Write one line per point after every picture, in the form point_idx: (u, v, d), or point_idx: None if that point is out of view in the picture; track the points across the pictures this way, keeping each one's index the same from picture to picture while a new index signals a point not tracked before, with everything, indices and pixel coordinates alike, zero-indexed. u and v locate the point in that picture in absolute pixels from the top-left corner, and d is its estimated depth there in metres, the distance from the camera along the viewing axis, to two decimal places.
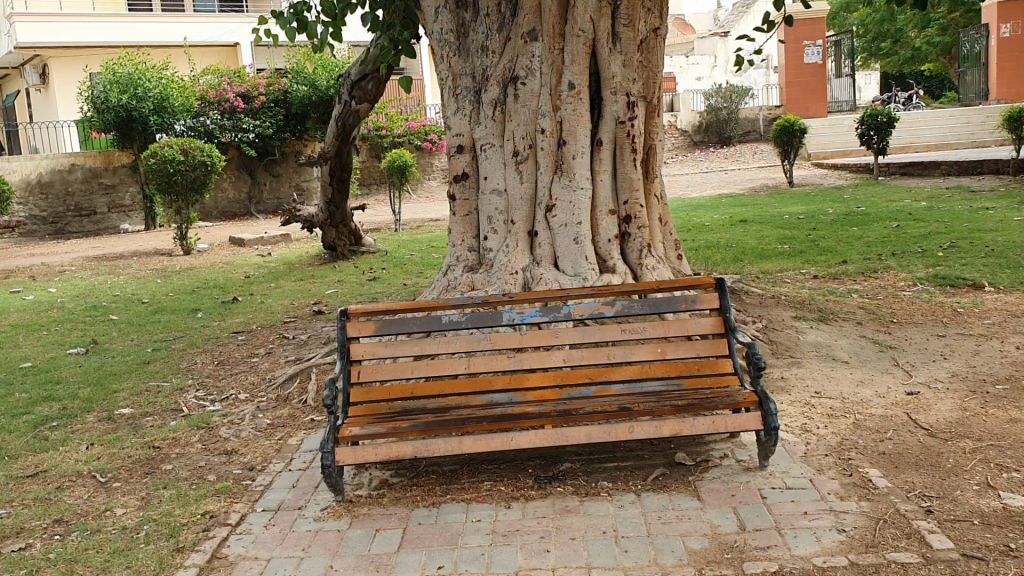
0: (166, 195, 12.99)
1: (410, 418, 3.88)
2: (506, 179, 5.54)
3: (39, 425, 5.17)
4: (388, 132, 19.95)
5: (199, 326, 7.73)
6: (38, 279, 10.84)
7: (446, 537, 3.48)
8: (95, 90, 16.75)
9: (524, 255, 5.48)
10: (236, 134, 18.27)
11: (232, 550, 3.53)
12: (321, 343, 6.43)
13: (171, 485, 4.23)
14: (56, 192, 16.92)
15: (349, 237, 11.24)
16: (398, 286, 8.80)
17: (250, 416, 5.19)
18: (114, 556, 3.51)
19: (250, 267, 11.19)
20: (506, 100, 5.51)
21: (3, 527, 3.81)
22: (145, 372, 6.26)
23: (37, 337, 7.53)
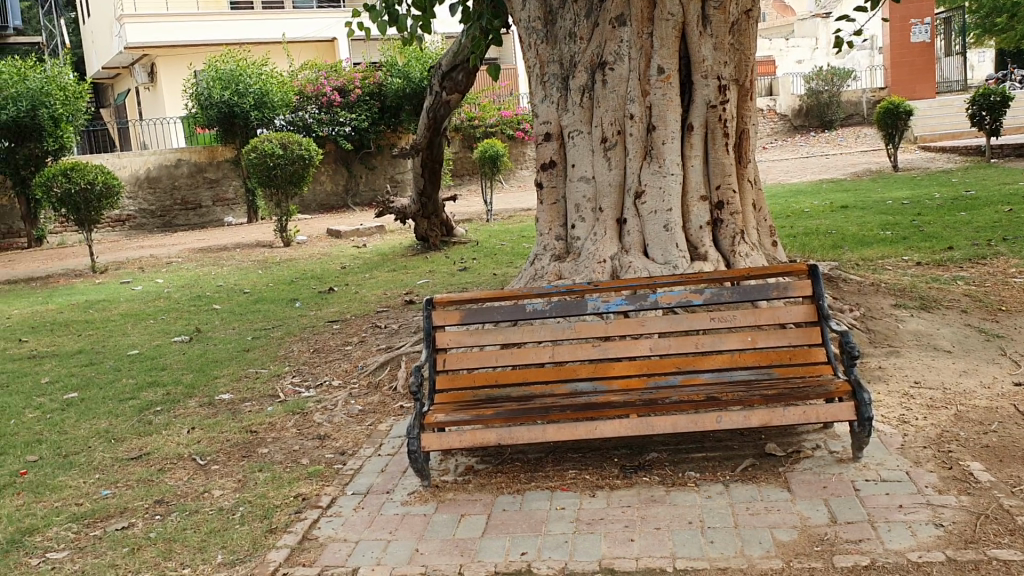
0: (266, 188, 13.34)
1: (494, 406, 3.91)
2: (593, 167, 5.51)
3: (144, 410, 5.39)
4: (481, 122, 20.07)
5: (297, 315, 7.94)
6: (147, 270, 11.31)
7: (530, 523, 3.49)
8: (200, 86, 17.40)
9: (612, 243, 5.42)
10: (333, 127, 18.67)
11: (322, 531, 3.62)
12: (412, 332, 6.52)
13: (266, 468, 4.36)
14: (164, 186, 17.59)
15: (440, 228, 11.38)
16: (488, 276, 8.85)
17: (342, 402, 5.30)
18: (211, 536, 3.64)
19: (346, 258, 11.42)
20: (594, 86, 5.46)
21: (108, 506, 3.99)
22: (245, 359, 6.46)
23: (145, 326, 7.86)
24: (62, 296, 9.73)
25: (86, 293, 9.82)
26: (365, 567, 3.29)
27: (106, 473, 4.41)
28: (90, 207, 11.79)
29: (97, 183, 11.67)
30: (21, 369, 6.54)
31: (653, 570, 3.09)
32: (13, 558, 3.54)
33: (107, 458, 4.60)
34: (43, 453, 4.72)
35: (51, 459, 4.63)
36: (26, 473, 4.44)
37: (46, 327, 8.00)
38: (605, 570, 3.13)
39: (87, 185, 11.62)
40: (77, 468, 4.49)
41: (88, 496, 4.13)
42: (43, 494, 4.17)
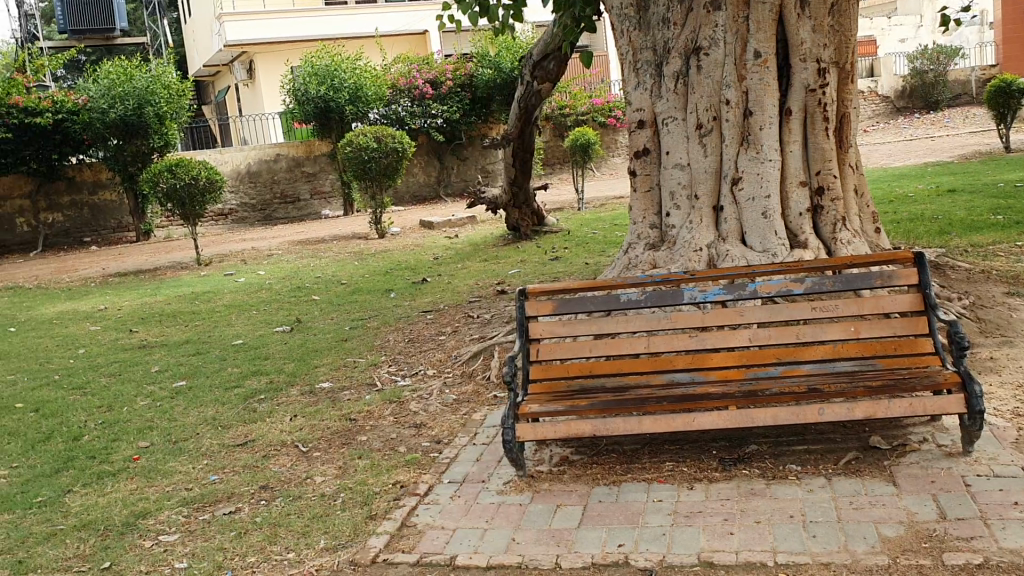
0: (361, 181, 13.57)
1: (589, 397, 3.91)
2: (688, 154, 5.43)
3: (249, 397, 5.57)
4: (572, 110, 20.01)
5: (392, 305, 8.08)
6: (249, 262, 11.65)
7: (626, 515, 3.47)
8: (297, 82, 17.81)
9: (708, 231, 5.36)
10: (425, 120, 18.88)
11: (420, 519, 3.68)
12: (505, 321, 6.55)
13: (365, 456, 4.45)
14: (264, 180, 18.08)
15: (531, 218, 11.37)
16: (580, 266, 8.83)
17: (437, 391, 5.37)
18: (313, 521, 3.74)
19: (439, 248, 11.54)
20: (688, 72, 5.38)
21: (217, 491, 4.13)
22: (343, 348, 6.60)
23: (247, 316, 8.10)
24: (170, 287, 10.11)
25: (192, 285, 10.18)
26: (463, 555, 3.33)
27: (214, 459, 4.57)
28: (195, 202, 12.21)
29: (200, 178, 12.07)
30: (132, 358, 6.82)
31: (753, 565, 3.04)
32: (129, 540, 3.70)
33: (215, 445, 4.76)
34: (154, 439, 4.91)
35: (162, 445, 4.82)
36: (138, 458, 4.63)
37: (155, 318, 8.32)
38: (704, 563, 3.09)
39: (191, 180, 12.03)
40: (186, 454, 4.66)
41: (198, 481, 4.29)
42: (155, 478, 4.35)
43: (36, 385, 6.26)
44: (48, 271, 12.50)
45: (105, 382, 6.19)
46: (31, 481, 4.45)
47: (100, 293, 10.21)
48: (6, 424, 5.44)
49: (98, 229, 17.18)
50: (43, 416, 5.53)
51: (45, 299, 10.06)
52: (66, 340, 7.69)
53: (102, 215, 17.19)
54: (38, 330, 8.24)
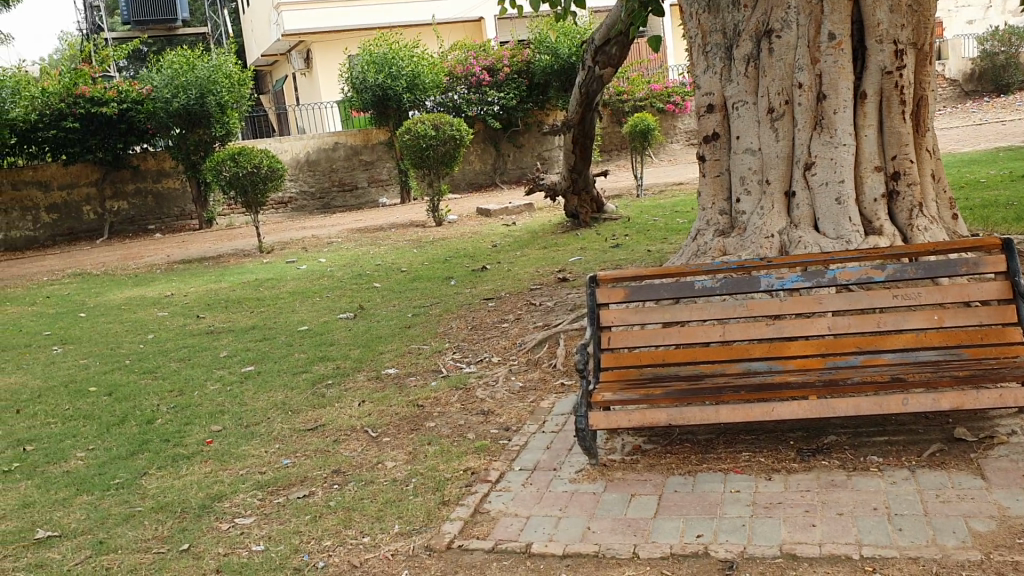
0: (418, 168, 13.61)
1: (662, 386, 3.86)
2: (759, 138, 5.34)
3: (317, 382, 5.62)
4: (630, 96, 19.87)
5: (452, 292, 8.09)
6: (310, 249, 11.76)
7: (703, 506, 3.42)
8: (355, 71, 17.84)
9: (780, 217, 5.27)
10: (481, 108, 18.89)
11: (493, 505, 3.67)
12: (569, 308, 6.51)
13: (434, 442, 4.44)
14: (322, 169, 18.25)
15: (591, 204, 11.32)
16: (642, 253, 8.74)
17: (503, 377, 5.36)
18: (386, 506, 3.75)
19: (498, 236, 11.53)
20: (760, 55, 5.28)
21: (290, 474, 4.17)
22: (407, 335, 6.62)
23: (312, 303, 8.17)
24: (234, 274, 10.24)
25: (255, 272, 10.31)
26: (539, 543, 3.30)
27: (285, 443, 4.60)
28: (257, 189, 12.34)
29: (262, 166, 12.20)
30: (201, 344, 6.91)
31: (838, 558, 2.97)
32: (206, 523, 3.74)
33: (286, 429, 4.80)
34: (226, 423, 4.97)
35: (234, 429, 4.87)
36: (211, 442, 4.69)
37: (221, 304, 8.44)
38: (787, 555, 3.03)
39: (253, 169, 12.16)
40: (258, 438, 4.71)
41: (271, 464, 4.32)
42: (229, 462, 4.40)
43: (108, 369, 6.39)
44: (116, 258, 12.76)
45: (175, 367, 6.29)
46: (108, 464, 4.53)
47: (166, 280, 10.39)
48: (82, 407, 5.55)
49: (162, 217, 17.48)
50: (116, 399, 5.64)
51: (113, 285, 10.28)
52: (135, 325, 7.83)
53: (166, 202, 17.48)
54: (108, 316, 8.41)
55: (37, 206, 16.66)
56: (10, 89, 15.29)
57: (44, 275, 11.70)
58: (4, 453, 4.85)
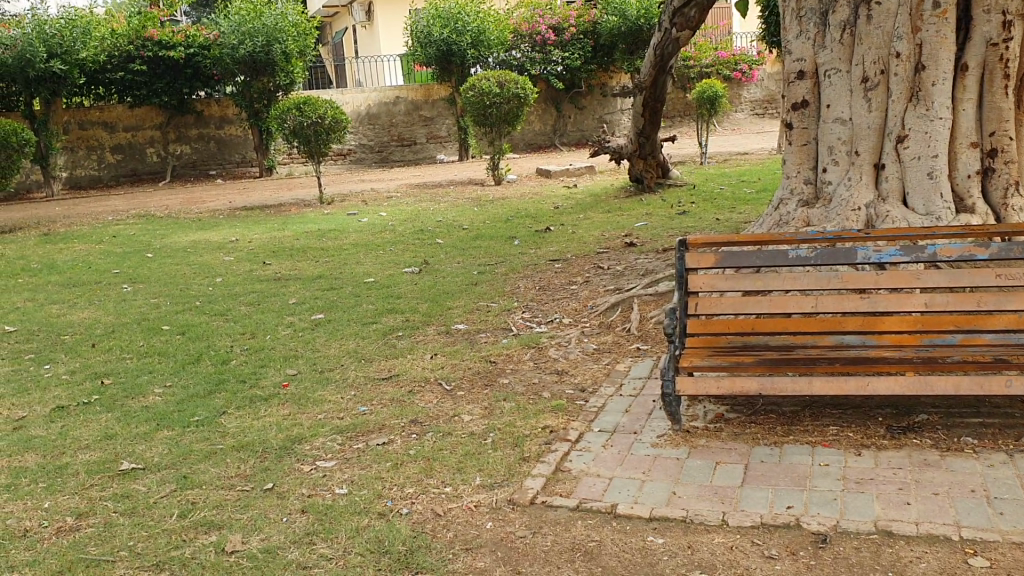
0: (481, 125, 13.58)
1: (751, 355, 3.81)
2: (851, 108, 5.19)
3: (388, 333, 5.63)
4: (696, 62, 19.77)
5: (518, 251, 8.06)
6: (370, 203, 11.77)
7: (793, 477, 3.36)
8: (419, 25, 17.74)
9: (868, 190, 5.14)
10: (545, 67, 18.77)
11: (574, 465, 3.64)
12: (640, 274, 6.44)
13: (510, 398, 4.42)
14: (382, 122, 18.31)
15: (657, 169, 11.24)
16: (711, 222, 8.65)
17: (576, 339, 5.32)
18: (467, 458, 3.74)
19: (559, 197, 11.46)
20: (857, 22, 5.12)
21: (368, 421, 4.18)
22: (473, 292, 6.59)
23: (376, 255, 8.18)
24: (297, 223, 10.30)
25: (318, 221, 10.36)
26: (624, 504, 3.27)
27: (361, 390, 4.62)
28: (320, 140, 12.34)
29: (327, 117, 12.19)
30: (270, 290, 6.95)
31: (936, 538, 2.90)
32: (288, 463, 3.77)
33: (360, 377, 4.82)
34: (301, 367, 5.01)
35: (309, 374, 4.92)
36: (288, 385, 4.73)
37: (285, 252, 8.47)
38: (882, 532, 2.96)
39: (318, 118, 12.15)
40: (333, 384, 4.74)
41: (348, 411, 4.34)
42: (307, 405, 4.43)
43: (180, 309, 6.46)
44: (178, 202, 12.89)
45: (246, 310, 6.34)
46: (187, 401, 4.59)
47: (230, 225, 10.47)
48: (156, 344, 5.63)
49: (224, 162, 17.70)
50: (190, 339, 5.71)
51: (178, 228, 10.38)
52: (202, 268, 7.90)
53: (227, 148, 17.69)
54: (175, 257, 8.48)
55: (101, 146, 16.86)
56: (81, 29, 15.45)
57: (109, 215, 11.84)
58: (84, 385, 4.93)
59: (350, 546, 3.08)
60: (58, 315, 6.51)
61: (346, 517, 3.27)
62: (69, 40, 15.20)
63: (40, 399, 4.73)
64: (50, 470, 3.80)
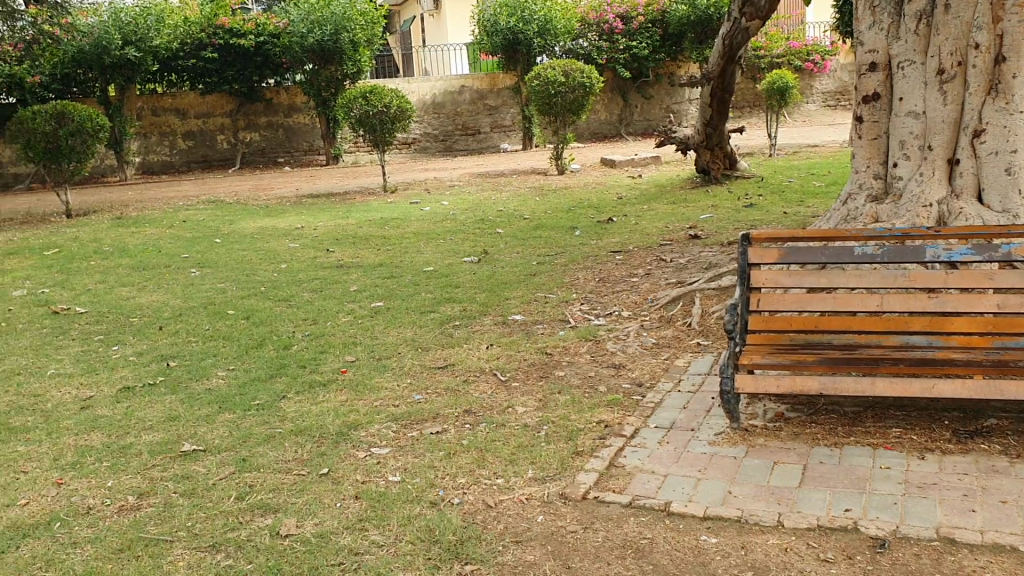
0: (545, 114, 13.54)
1: (813, 354, 3.72)
2: (925, 101, 5.03)
3: (445, 322, 5.64)
4: (767, 52, 19.44)
5: (579, 242, 8.02)
6: (433, 191, 11.83)
7: (851, 479, 3.28)
8: (486, 13, 17.66)
9: (941, 185, 4.98)
10: (613, 56, 18.61)
11: (628, 460, 3.61)
12: (703, 267, 6.35)
13: (565, 391, 4.40)
14: (447, 111, 18.40)
15: (723, 160, 11.06)
16: (778, 215, 8.48)
17: (635, 333, 5.27)
18: (519, 450, 3.73)
19: (623, 188, 11.37)
20: (934, 12, 4.95)
21: (423, 410, 4.20)
22: (532, 283, 6.58)
23: (436, 244, 8.21)
24: (360, 211, 10.40)
25: (381, 210, 10.43)
26: (677, 503, 3.23)
27: (416, 378, 4.65)
28: (385, 129, 12.43)
29: (392, 106, 12.27)
30: (332, 277, 7.03)
31: (1002, 548, 2.80)
32: (343, 449, 3.80)
33: (416, 365, 4.85)
34: (359, 354, 5.06)
35: (367, 361, 4.96)
36: (346, 371, 4.79)
37: (348, 240, 8.55)
38: (944, 539, 2.87)
39: (383, 108, 12.24)
40: (390, 371, 4.78)
41: (403, 398, 4.37)
42: (363, 392, 4.47)
43: (245, 294, 6.58)
44: (247, 188, 13.12)
45: (308, 296, 6.42)
46: (248, 384, 4.67)
47: (296, 212, 10.62)
48: (221, 328, 5.74)
49: (291, 150, 17.99)
50: (254, 323, 5.81)
51: (246, 214, 10.57)
52: (267, 254, 8.03)
53: (295, 136, 17.97)
54: (242, 243, 8.64)
55: (174, 132, 17.27)
56: (155, 17, 15.86)
57: (180, 200, 12.10)
58: (150, 366, 5.06)
59: (402, 533, 3.09)
60: (128, 298, 6.68)
61: (399, 503, 3.30)
62: (144, 27, 15.69)
63: (107, 379, 4.87)
64: (115, 449, 3.90)
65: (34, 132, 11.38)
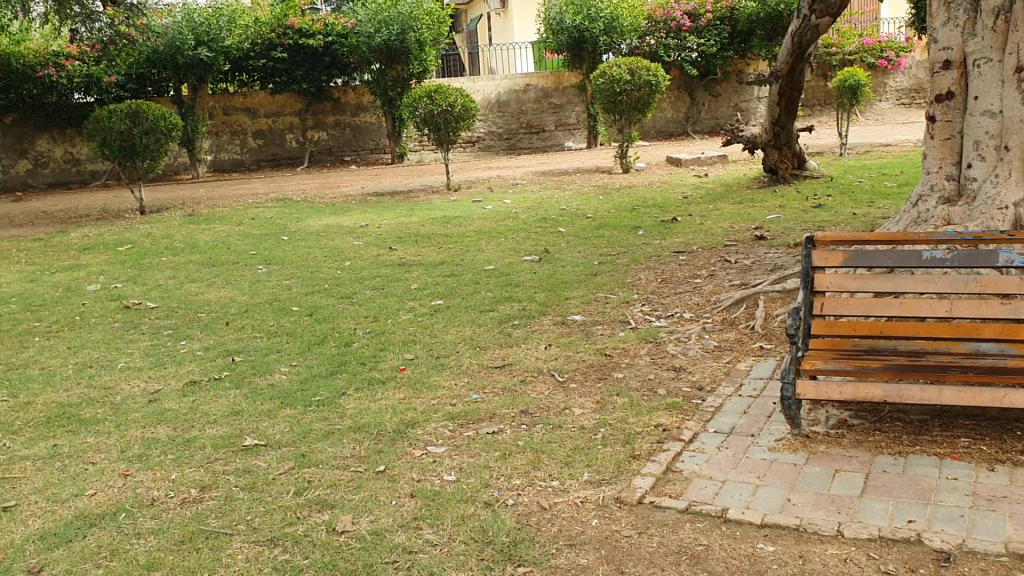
0: (610, 112, 13.48)
1: (878, 360, 3.63)
2: (1002, 100, 4.87)
3: (504, 322, 5.65)
4: (839, 49, 19.05)
5: (641, 242, 7.96)
6: (496, 190, 11.87)
7: (916, 490, 3.19)
8: (552, 12, 17.71)
9: (1018, 187, 4.88)
10: (680, 53, 18.41)
11: (686, 465, 3.57)
12: (767, 269, 6.25)
13: (623, 394, 4.37)
14: (512, 110, 18.44)
15: (791, 159, 10.82)
16: (847, 216, 8.30)
17: (696, 335, 5.20)
18: (575, 453, 3.72)
19: (688, 187, 11.26)
20: (1013, 8, 4.79)
21: (480, 410, 4.21)
22: (593, 283, 6.54)
23: (498, 243, 8.23)
24: (424, 209, 10.48)
25: (444, 208, 10.50)
26: (735, 509, 3.18)
27: (474, 377, 4.67)
28: (449, 128, 12.50)
29: (456, 105, 12.32)
30: (394, 274, 7.10)
31: None
32: (400, 447, 3.84)
33: (475, 364, 4.87)
34: (418, 352, 5.10)
35: (425, 359, 4.99)
36: (405, 369, 4.83)
37: (411, 237, 8.63)
38: (1012, 555, 2.77)
39: (447, 106, 12.30)
40: (449, 370, 4.80)
41: (461, 397, 4.38)
42: (421, 390, 4.50)
43: (309, 291, 6.68)
44: (314, 186, 13.32)
45: (370, 294, 6.49)
46: (309, 380, 4.74)
47: (361, 210, 10.74)
48: (284, 324, 5.84)
49: (358, 149, 18.23)
50: (317, 320, 5.89)
51: (313, 212, 10.73)
52: (332, 251, 8.14)
53: (362, 135, 18.20)
54: (307, 241, 8.77)
55: (244, 131, 17.63)
56: (227, 17, 16.17)
57: (249, 197, 12.35)
58: (216, 361, 5.17)
59: (456, 533, 3.11)
60: (197, 293, 6.83)
61: (453, 503, 3.31)
62: (215, 28, 16.01)
63: (175, 373, 4.99)
64: (179, 443, 3.99)
65: (110, 131, 11.73)
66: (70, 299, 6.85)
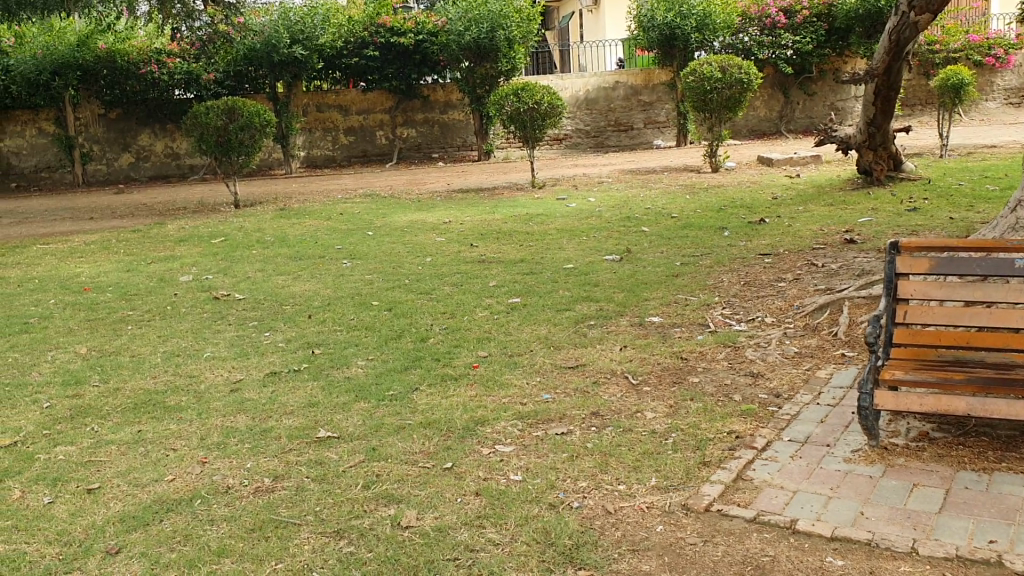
0: (700, 111, 13.28)
1: (964, 372, 3.48)
2: None
3: (580, 322, 5.62)
4: (943, 47, 18.37)
5: (726, 243, 7.82)
6: (581, 188, 11.82)
7: (1000, 509, 3.05)
8: (644, 9, 17.58)
9: None
10: (774, 50, 18.04)
11: (757, 474, 3.49)
12: (855, 274, 6.07)
13: (697, 399, 4.30)
14: (601, 108, 18.37)
15: (888, 161, 10.52)
16: (943, 221, 7.99)
17: (776, 341, 5.09)
18: (645, 457, 3.68)
19: (778, 188, 11.02)
20: None
21: (549, 410, 4.20)
22: (673, 284, 6.46)
23: (579, 242, 8.19)
24: (507, 207, 10.51)
25: (528, 206, 10.51)
26: (804, 521, 3.09)
27: (546, 377, 4.66)
28: (535, 125, 12.50)
29: (542, 103, 12.31)
30: (473, 271, 7.13)
31: None
32: (468, 444, 3.86)
33: (548, 364, 4.86)
34: (492, 350, 5.12)
35: (499, 357, 5.01)
36: (478, 366, 4.85)
37: (492, 235, 8.66)
38: None
39: (534, 104, 12.32)
40: (521, 369, 4.80)
41: (532, 397, 4.38)
42: (493, 388, 4.52)
43: (390, 286, 6.77)
44: (401, 183, 13.50)
45: (449, 290, 6.54)
46: (384, 375, 4.81)
47: (446, 206, 10.85)
48: (364, 319, 5.93)
49: (446, 146, 18.39)
50: (395, 315, 5.96)
51: (398, 208, 10.87)
52: (415, 247, 8.22)
53: (450, 132, 18.36)
54: (391, 237, 8.89)
55: (336, 128, 18.03)
56: (321, 16, 16.52)
57: (339, 193, 12.60)
58: (296, 353, 5.29)
59: (518, 533, 3.11)
60: (283, 286, 7.00)
61: (518, 503, 3.32)
62: (310, 25, 16.39)
63: (257, 363, 5.12)
64: (256, 432, 4.09)
65: (207, 126, 12.10)
66: (163, 290, 7.09)
